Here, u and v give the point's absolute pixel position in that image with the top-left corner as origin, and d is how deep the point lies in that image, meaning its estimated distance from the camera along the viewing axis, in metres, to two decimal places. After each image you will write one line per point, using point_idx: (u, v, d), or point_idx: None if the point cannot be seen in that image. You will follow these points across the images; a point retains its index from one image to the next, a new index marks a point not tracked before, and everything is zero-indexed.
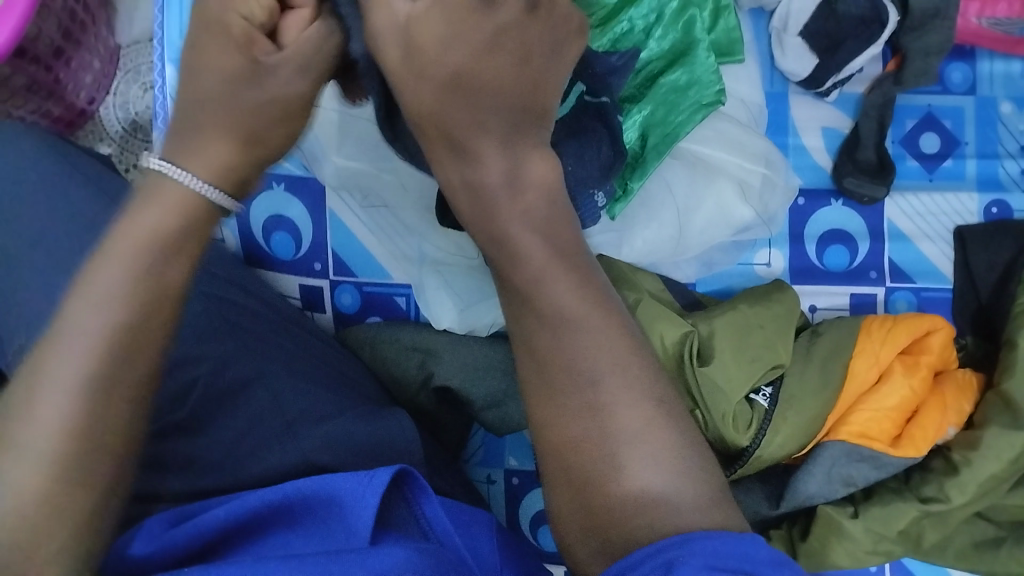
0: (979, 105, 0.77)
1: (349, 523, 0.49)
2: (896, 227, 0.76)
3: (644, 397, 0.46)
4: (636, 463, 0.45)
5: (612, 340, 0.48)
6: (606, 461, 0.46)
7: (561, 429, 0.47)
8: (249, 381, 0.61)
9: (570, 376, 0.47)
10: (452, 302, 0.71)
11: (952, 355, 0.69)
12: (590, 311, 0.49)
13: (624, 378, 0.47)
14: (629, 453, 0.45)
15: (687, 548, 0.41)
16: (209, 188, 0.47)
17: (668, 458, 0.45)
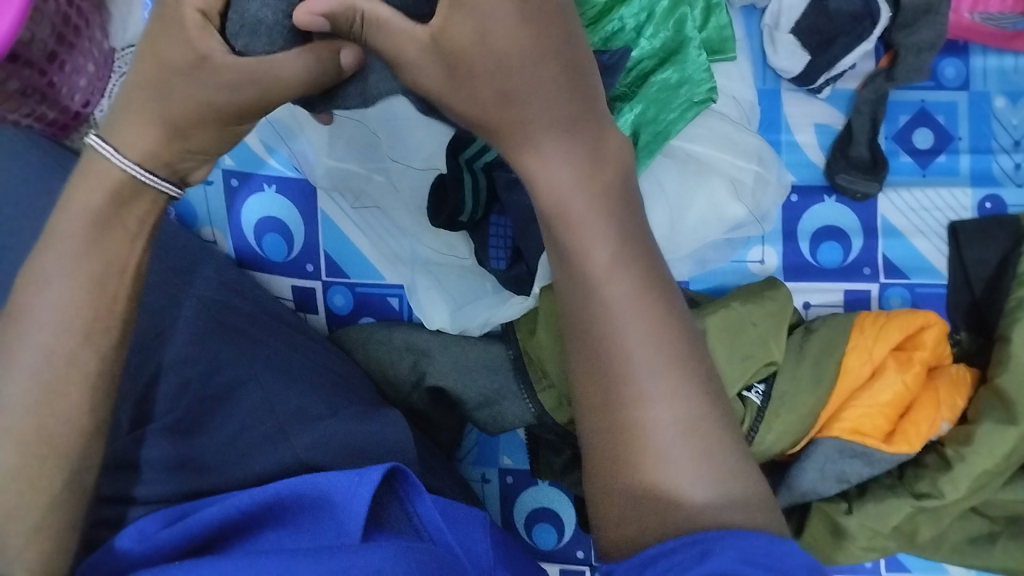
0: (972, 100, 0.76)
1: (341, 520, 0.49)
2: (889, 223, 0.76)
3: (688, 396, 0.44)
4: (687, 473, 0.43)
5: (667, 339, 0.45)
6: (657, 464, 0.44)
7: (608, 422, 0.45)
8: (241, 383, 0.61)
9: (615, 369, 0.45)
10: (445, 302, 0.71)
11: (944, 351, 0.68)
12: (632, 292, 0.45)
13: (677, 382, 0.44)
14: (681, 461, 0.43)
15: (722, 543, 0.39)
16: (154, 177, 0.46)
17: (708, 462, 0.43)
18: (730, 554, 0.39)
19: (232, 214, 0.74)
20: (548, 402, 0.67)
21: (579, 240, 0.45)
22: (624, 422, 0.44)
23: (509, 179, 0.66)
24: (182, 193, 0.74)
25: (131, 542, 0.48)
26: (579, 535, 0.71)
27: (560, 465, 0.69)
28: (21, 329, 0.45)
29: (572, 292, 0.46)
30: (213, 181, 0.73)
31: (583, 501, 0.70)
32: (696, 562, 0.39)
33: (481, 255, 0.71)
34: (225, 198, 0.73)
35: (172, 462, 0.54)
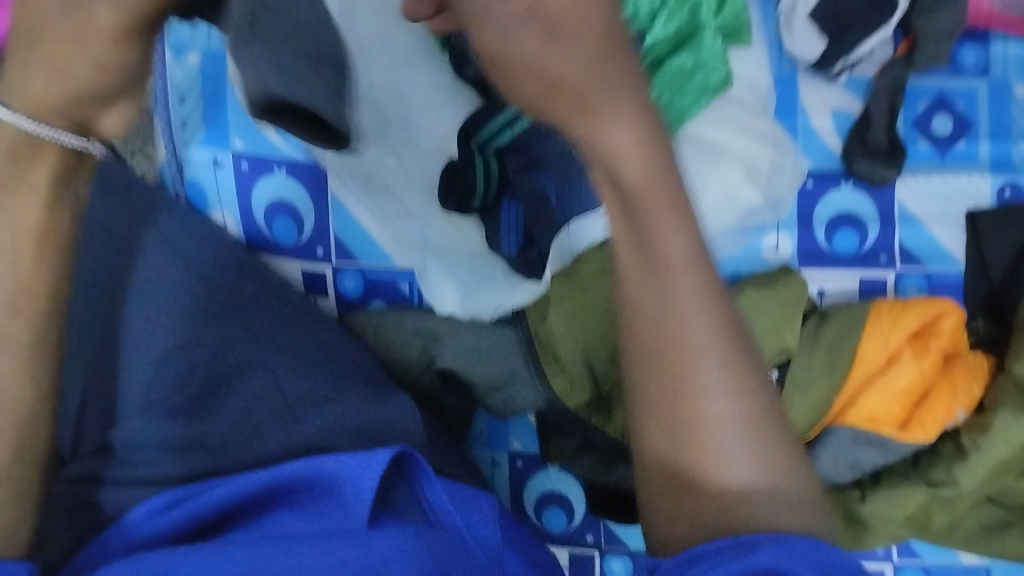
0: (991, 86, 0.75)
1: (348, 504, 0.49)
2: (906, 210, 0.75)
3: (748, 395, 0.43)
4: (737, 469, 0.43)
5: (734, 341, 0.44)
6: (709, 461, 0.43)
7: (669, 423, 0.43)
8: (248, 366, 0.60)
9: (666, 354, 0.43)
10: (456, 287, 0.71)
11: (963, 339, 0.67)
12: (693, 271, 0.43)
13: (729, 376, 0.43)
14: (732, 459, 0.43)
15: (773, 547, 0.40)
16: (46, 127, 0.37)
17: (762, 463, 0.43)
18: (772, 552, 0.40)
19: (238, 196, 0.71)
20: (560, 386, 0.67)
21: (658, 230, 0.42)
22: (683, 421, 0.43)
23: (521, 164, 0.68)
24: (189, 174, 0.71)
25: (141, 522, 0.48)
26: (591, 519, 0.71)
27: (571, 450, 0.69)
28: None
29: (641, 283, 0.43)
30: (221, 163, 0.71)
31: (594, 487, 0.69)
32: (743, 553, 0.40)
33: (492, 240, 0.71)
34: (231, 179, 0.71)
35: (175, 444, 0.55)
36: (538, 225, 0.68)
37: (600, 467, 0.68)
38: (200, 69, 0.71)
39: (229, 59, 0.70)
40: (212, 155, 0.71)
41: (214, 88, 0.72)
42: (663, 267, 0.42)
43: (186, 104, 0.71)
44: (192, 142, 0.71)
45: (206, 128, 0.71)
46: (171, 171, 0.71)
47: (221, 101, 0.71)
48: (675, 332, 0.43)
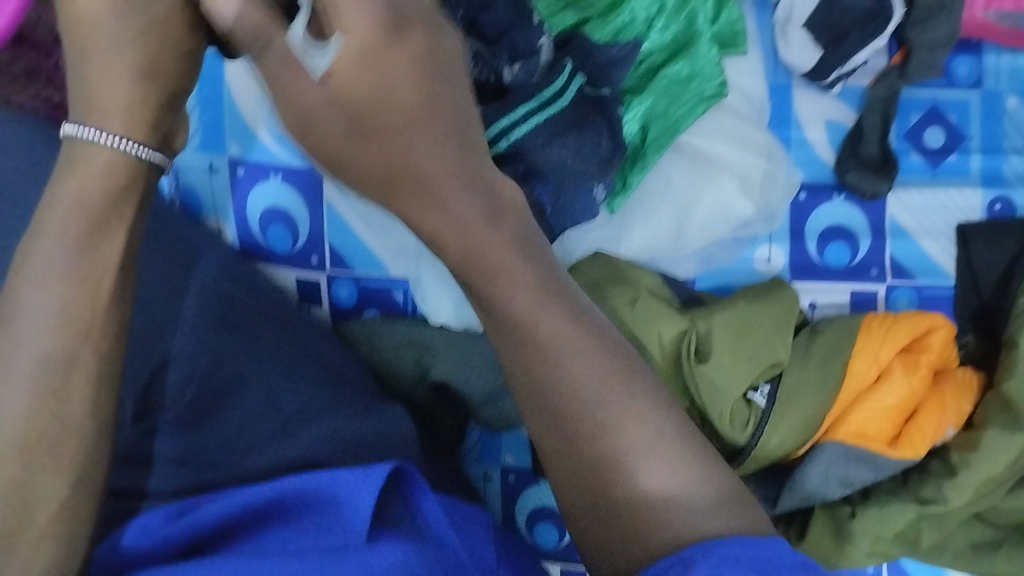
0: (984, 100, 0.76)
1: (347, 521, 0.49)
2: (898, 223, 0.75)
3: (646, 414, 0.44)
4: (654, 479, 0.43)
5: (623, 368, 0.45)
6: (624, 481, 0.43)
7: (577, 465, 0.44)
8: (242, 377, 0.61)
9: (557, 398, 0.44)
10: (448, 296, 0.70)
11: (952, 353, 0.68)
12: (545, 307, 0.45)
13: (617, 398, 0.44)
14: (647, 470, 0.43)
15: (707, 555, 0.40)
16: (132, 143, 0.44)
17: (676, 467, 0.43)
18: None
19: (236, 203, 0.73)
20: None
21: (490, 291, 0.45)
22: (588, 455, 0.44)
23: (520, 174, 0.64)
24: (186, 180, 0.73)
25: (136, 535, 0.49)
26: None
27: None
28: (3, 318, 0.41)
29: (523, 347, 0.44)
30: (218, 169, 0.73)
31: None
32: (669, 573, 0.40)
33: None
34: (230, 187, 0.73)
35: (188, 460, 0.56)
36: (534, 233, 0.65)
37: None
38: None
39: (233, 74, 0.71)
40: (210, 161, 0.73)
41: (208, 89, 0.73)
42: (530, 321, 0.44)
43: None
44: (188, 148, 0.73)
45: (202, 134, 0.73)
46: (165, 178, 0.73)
47: (217, 106, 0.73)
48: (570, 378, 0.44)
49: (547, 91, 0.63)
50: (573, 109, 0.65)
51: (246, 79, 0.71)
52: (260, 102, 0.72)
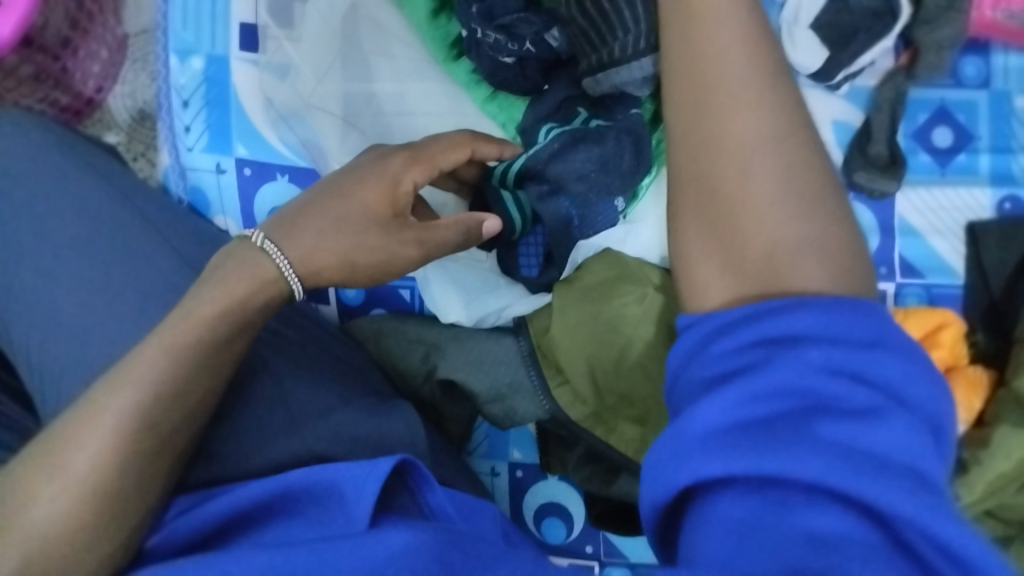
0: (992, 99, 0.75)
1: (350, 511, 0.49)
2: (907, 222, 0.75)
3: (777, 120, 0.47)
4: (764, 199, 0.45)
5: (800, 160, 0.46)
6: (736, 192, 0.46)
7: (698, 149, 0.47)
8: (250, 374, 0.60)
9: (702, 67, 0.48)
10: (458, 295, 0.70)
11: (962, 351, 0.69)
12: (747, 68, 0.47)
13: (749, 100, 0.47)
14: (763, 178, 0.45)
15: (805, 302, 0.41)
16: (292, 272, 0.53)
17: (793, 197, 0.45)
18: (883, 360, 0.39)
19: (243, 202, 0.74)
20: (564, 398, 0.66)
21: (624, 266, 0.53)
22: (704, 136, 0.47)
23: (542, 191, 0.67)
24: (195, 180, 0.76)
25: (159, 534, 0.52)
26: (590, 528, 0.71)
27: (572, 460, 0.68)
28: (124, 361, 0.50)
29: (691, 100, 0.48)
30: (225, 170, 0.75)
31: (594, 496, 0.69)
32: (766, 373, 0.39)
33: (511, 264, 0.71)
34: (237, 186, 0.74)
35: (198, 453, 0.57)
36: (553, 240, 0.68)
37: (602, 477, 0.67)
38: (204, 73, 0.75)
39: (240, 75, 0.75)
40: (217, 162, 0.75)
41: (218, 93, 0.75)
42: (722, 108, 0.47)
43: (190, 109, 0.75)
44: (197, 149, 0.75)
45: (211, 134, 0.75)
46: (177, 178, 0.77)
47: (225, 107, 0.75)
48: (728, 138, 0.46)
49: (575, 120, 0.68)
50: (571, 138, 0.66)
51: (256, 84, 0.74)
52: (271, 106, 0.74)
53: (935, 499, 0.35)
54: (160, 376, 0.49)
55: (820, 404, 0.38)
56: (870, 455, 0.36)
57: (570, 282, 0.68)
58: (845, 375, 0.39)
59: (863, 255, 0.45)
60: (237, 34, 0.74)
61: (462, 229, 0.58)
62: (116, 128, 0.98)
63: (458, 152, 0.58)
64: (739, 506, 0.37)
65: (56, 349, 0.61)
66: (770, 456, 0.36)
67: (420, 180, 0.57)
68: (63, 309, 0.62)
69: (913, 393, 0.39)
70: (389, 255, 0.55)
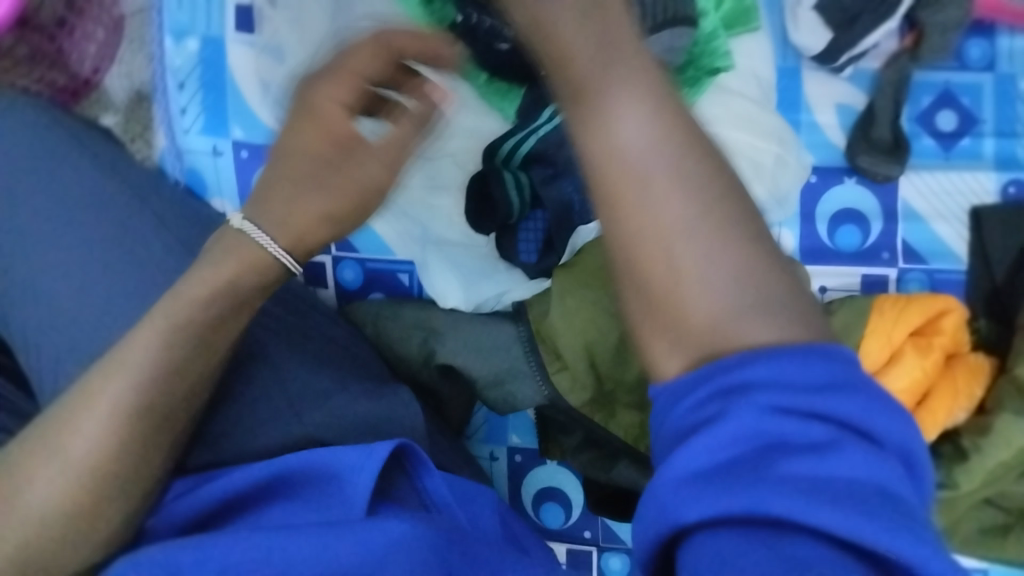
0: (998, 82, 0.74)
1: (348, 496, 0.49)
2: (910, 207, 0.74)
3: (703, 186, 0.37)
4: (702, 282, 0.36)
5: (730, 221, 0.37)
6: (673, 279, 0.36)
7: (621, 241, 0.38)
8: (245, 358, 0.60)
9: (604, 136, 0.38)
10: (457, 280, 0.70)
11: (965, 338, 0.68)
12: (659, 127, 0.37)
13: (664, 161, 0.37)
14: (696, 255, 0.36)
15: (750, 367, 0.34)
16: (277, 248, 0.50)
17: (736, 264, 0.36)
18: (843, 396, 0.34)
19: (241, 185, 0.74)
20: (563, 383, 0.65)
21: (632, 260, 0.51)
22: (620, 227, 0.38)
23: (547, 174, 0.67)
24: (191, 163, 0.75)
25: (158, 517, 0.52)
26: (588, 516, 0.71)
27: (571, 445, 0.68)
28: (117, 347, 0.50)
29: (604, 179, 0.38)
30: (222, 152, 0.74)
31: (592, 483, 0.68)
32: (715, 424, 0.33)
33: (510, 249, 0.70)
34: (234, 169, 0.74)
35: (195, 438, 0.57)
36: (554, 225, 0.68)
37: (600, 463, 0.67)
38: (199, 55, 0.74)
39: (236, 56, 0.73)
40: (214, 145, 0.74)
41: (214, 76, 0.74)
42: (635, 193, 0.37)
43: (186, 91, 0.75)
44: (194, 131, 0.74)
45: (207, 116, 0.74)
46: (173, 159, 0.76)
47: (221, 89, 0.74)
48: (646, 226, 0.37)
49: None
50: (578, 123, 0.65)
51: (253, 65, 0.73)
52: (267, 88, 0.73)
53: (918, 529, 0.31)
54: (155, 363, 0.49)
55: (782, 445, 0.33)
56: (844, 486, 0.32)
57: (571, 266, 0.66)
58: (803, 409, 0.33)
59: (812, 304, 0.37)
60: (232, 12, 0.73)
61: (419, 121, 0.49)
62: (115, 109, 0.95)
63: (373, 55, 0.51)
64: (713, 553, 0.31)
65: (52, 334, 0.61)
66: (735, 500, 0.32)
67: (345, 97, 0.49)
68: (58, 293, 0.62)
69: (883, 425, 0.34)
70: (360, 189, 0.49)
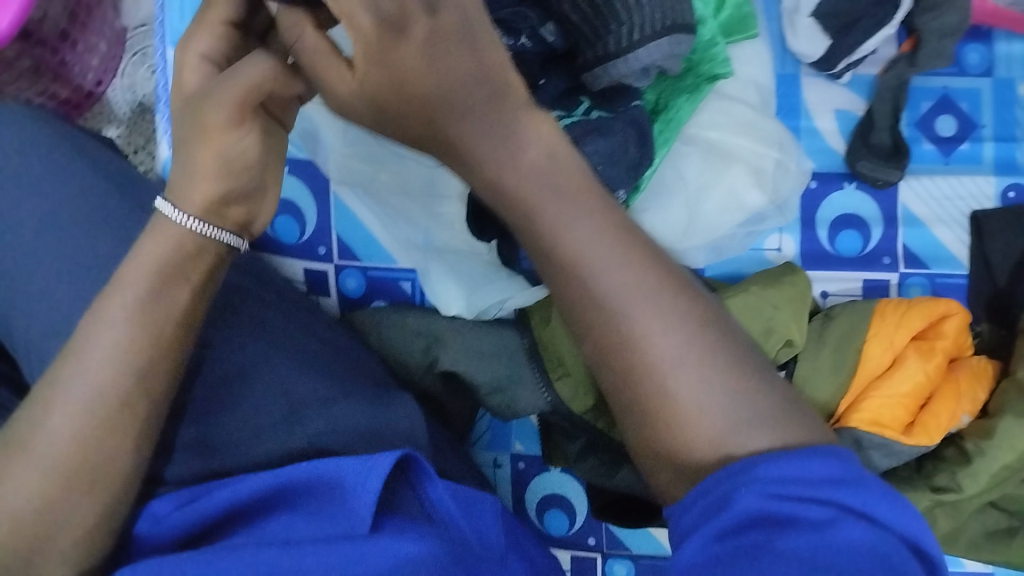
0: (996, 87, 0.75)
1: (351, 506, 0.49)
2: (910, 211, 0.74)
3: (680, 319, 0.42)
4: (697, 404, 0.42)
5: (710, 347, 0.42)
6: (667, 406, 0.42)
7: (620, 377, 0.43)
8: (247, 368, 0.60)
9: (576, 275, 0.43)
10: (458, 289, 0.70)
11: (967, 342, 0.68)
12: (632, 263, 0.43)
13: (646, 299, 0.42)
14: (687, 384, 0.42)
15: (754, 472, 0.39)
16: (206, 226, 0.48)
17: (724, 387, 0.42)
18: (840, 485, 0.39)
19: None
20: (565, 391, 0.65)
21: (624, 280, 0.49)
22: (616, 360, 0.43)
23: None
24: None
25: (147, 522, 0.51)
26: (592, 523, 0.71)
27: (573, 452, 0.68)
28: None
29: (591, 320, 0.43)
30: None
31: (597, 489, 0.69)
32: (721, 510, 0.39)
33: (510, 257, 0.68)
34: None
35: (197, 448, 0.57)
36: None
37: (603, 469, 0.67)
38: None
39: None
40: None
41: None
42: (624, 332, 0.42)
43: None
44: None
45: None
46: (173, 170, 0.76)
47: None
48: (636, 360, 0.42)
49: (580, 108, 0.66)
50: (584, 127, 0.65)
51: None
52: None
53: None
54: (156, 371, 0.49)
55: (783, 524, 0.38)
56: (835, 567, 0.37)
57: None
58: (801, 497, 0.39)
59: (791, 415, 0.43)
60: None
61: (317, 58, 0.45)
62: (116, 121, 0.97)
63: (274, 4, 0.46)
64: None
65: (55, 344, 0.61)
66: None
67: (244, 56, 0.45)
68: (61, 304, 0.62)
69: (879, 509, 0.39)
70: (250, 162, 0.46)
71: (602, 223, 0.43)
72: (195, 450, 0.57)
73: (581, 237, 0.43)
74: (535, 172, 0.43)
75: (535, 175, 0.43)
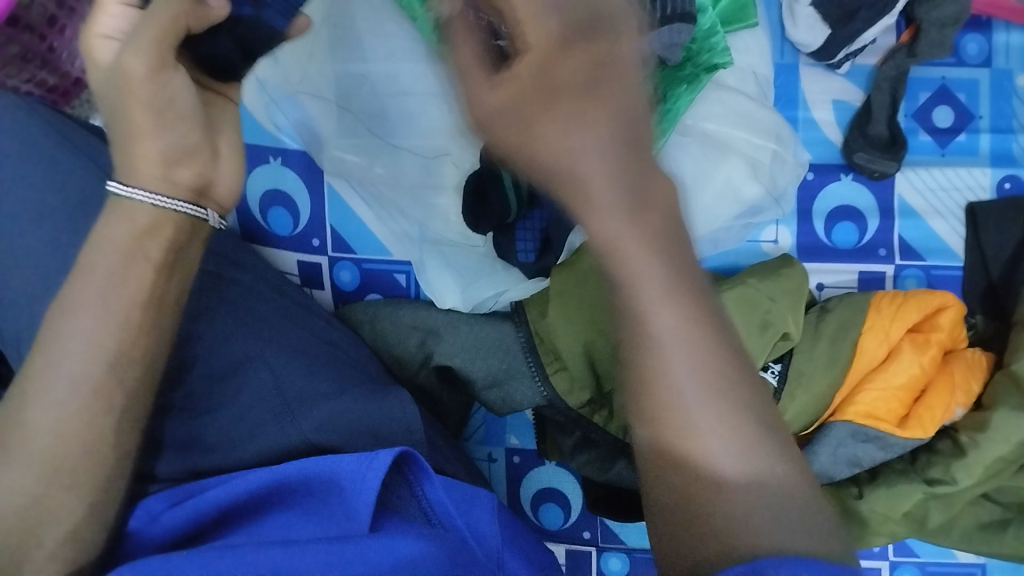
0: (994, 78, 0.74)
1: (350, 504, 0.49)
2: (906, 203, 0.74)
3: (727, 383, 0.43)
4: (724, 459, 0.42)
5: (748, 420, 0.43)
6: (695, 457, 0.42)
7: (656, 426, 0.43)
8: (240, 363, 0.60)
9: (628, 316, 0.43)
10: (455, 280, 0.71)
11: (961, 334, 0.69)
12: (685, 319, 0.43)
13: (693, 357, 0.43)
14: (718, 446, 0.42)
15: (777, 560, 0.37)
16: (165, 198, 0.46)
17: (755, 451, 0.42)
18: None
19: None
20: (560, 384, 0.65)
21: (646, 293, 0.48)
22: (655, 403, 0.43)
23: None
24: None
25: (142, 522, 0.51)
26: (587, 516, 0.71)
27: (569, 446, 0.68)
28: None
29: (639, 365, 0.43)
30: None
31: (591, 482, 0.68)
32: None
33: (506, 250, 0.70)
34: None
35: (190, 443, 0.56)
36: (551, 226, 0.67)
37: (599, 464, 0.67)
38: None
39: None
40: None
41: None
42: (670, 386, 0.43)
43: None
44: None
45: None
46: None
47: None
48: (674, 406, 0.42)
49: None
50: None
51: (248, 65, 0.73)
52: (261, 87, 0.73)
53: None
54: (145, 368, 0.48)
55: None
56: None
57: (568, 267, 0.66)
58: None
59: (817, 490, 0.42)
60: None
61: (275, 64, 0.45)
62: None
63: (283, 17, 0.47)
64: None
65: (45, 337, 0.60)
66: None
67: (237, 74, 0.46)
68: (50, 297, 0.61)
69: None
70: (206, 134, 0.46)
71: (646, 244, 0.42)
72: (188, 445, 0.56)
73: (653, 279, 0.42)
74: (594, 203, 0.42)
75: (601, 206, 0.42)
